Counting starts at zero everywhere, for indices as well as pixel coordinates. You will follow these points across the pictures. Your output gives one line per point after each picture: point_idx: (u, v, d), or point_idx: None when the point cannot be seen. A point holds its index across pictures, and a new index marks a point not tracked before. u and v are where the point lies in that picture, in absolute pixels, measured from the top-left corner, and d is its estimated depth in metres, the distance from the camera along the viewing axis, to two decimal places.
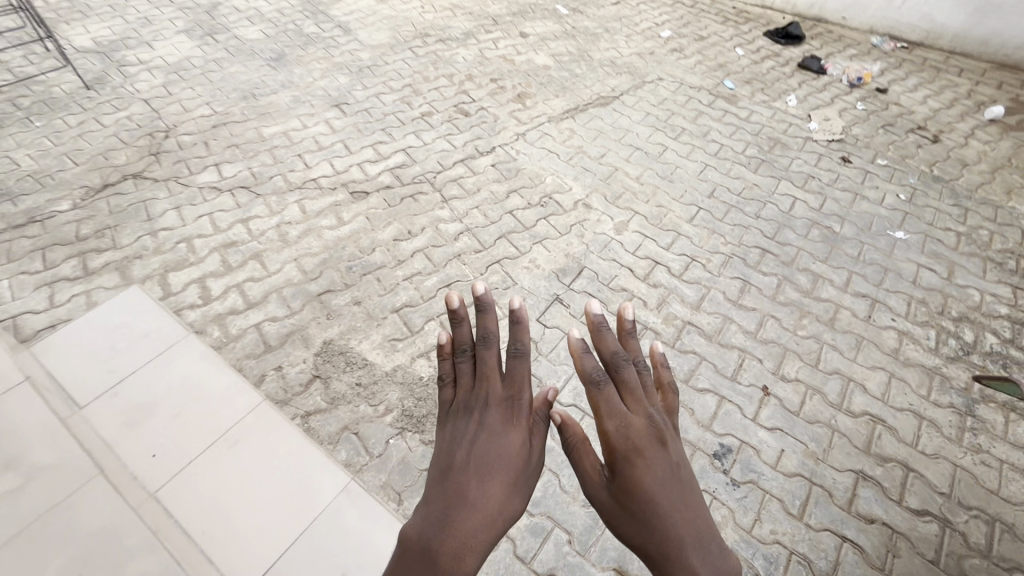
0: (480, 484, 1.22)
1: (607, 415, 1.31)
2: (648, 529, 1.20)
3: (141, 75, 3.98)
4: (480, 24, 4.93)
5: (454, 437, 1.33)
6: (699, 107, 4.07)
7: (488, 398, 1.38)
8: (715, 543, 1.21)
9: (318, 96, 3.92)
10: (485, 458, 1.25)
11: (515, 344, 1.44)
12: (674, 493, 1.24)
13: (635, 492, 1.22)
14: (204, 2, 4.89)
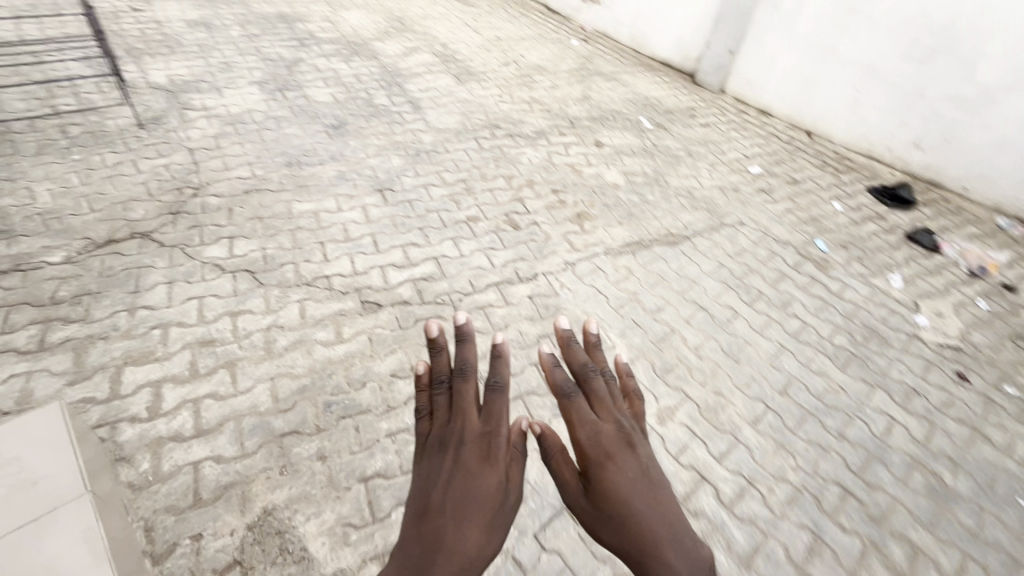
0: (454, 530, 1.19)
1: (578, 424, 1.35)
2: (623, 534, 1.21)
3: (197, 122, 3.87)
4: (555, 124, 4.65)
5: (428, 482, 1.29)
6: (782, 268, 3.50)
7: (463, 435, 1.36)
8: (691, 538, 1.21)
9: (364, 177, 3.65)
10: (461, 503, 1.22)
11: (493, 376, 1.48)
12: (643, 491, 1.26)
13: (606, 497, 1.24)
14: (288, 56, 4.90)
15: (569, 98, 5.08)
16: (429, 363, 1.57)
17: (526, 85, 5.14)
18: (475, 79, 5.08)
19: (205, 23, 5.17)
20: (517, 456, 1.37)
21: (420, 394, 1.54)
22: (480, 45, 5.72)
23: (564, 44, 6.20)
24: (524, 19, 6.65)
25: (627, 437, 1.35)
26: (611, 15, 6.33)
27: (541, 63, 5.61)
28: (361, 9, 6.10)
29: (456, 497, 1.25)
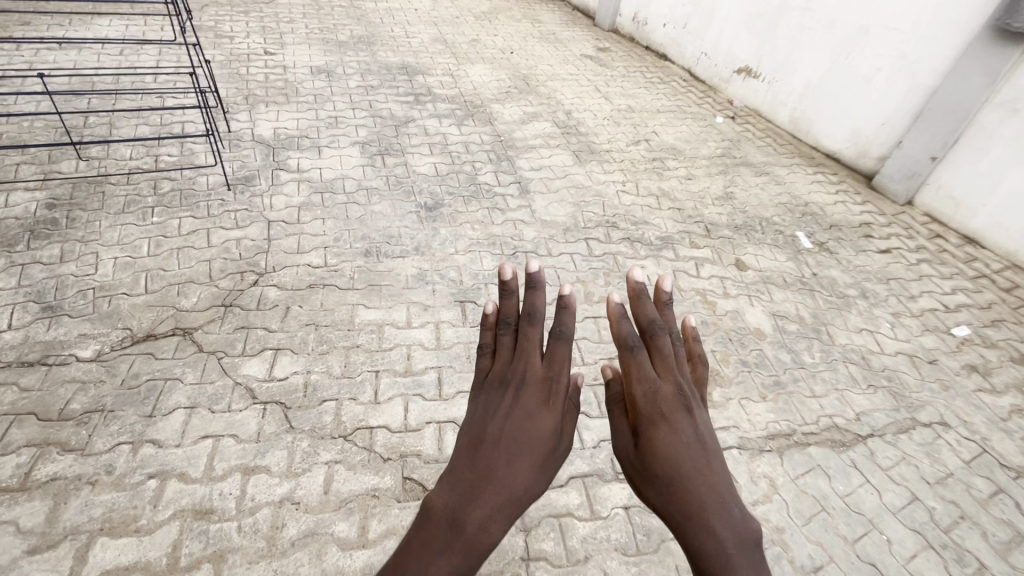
0: (506, 463, 1.10)
1: (636, 380, 1.22)
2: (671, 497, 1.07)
3: (287, 186, 3.56)
4: (685, 229, 3.79)
5: (486, 407, 1.22)
6: (1015, 522, 2.32)
7: (526, 377, 1.27)
8: (741, 510, 1.05)
9: (446, 281, 3.06)
10: (516, 434, 1.13)
11: (560, 324, 1.39)
12: (698, 460, 1.10)
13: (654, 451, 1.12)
14: (400, 114, 4.56)
15: (706, 194, 4.20)
16: (497, 302, 1.44)
17: (655, 171, 4.35)
18: (596, 159, 4.39)
19: (328, 70, 5.04)
20: (571, 406, 1.27)
21: (486, 330, 1.46)
22: (608, 116, 5.05)
23: (706, 121, 5.33)
24: (661, 86, 5.89)
25: (686, 402, 1.20)
26: (771, 90, 5.33)
27: (677, 144, 4.79)
28: (486, 63, 5.71)
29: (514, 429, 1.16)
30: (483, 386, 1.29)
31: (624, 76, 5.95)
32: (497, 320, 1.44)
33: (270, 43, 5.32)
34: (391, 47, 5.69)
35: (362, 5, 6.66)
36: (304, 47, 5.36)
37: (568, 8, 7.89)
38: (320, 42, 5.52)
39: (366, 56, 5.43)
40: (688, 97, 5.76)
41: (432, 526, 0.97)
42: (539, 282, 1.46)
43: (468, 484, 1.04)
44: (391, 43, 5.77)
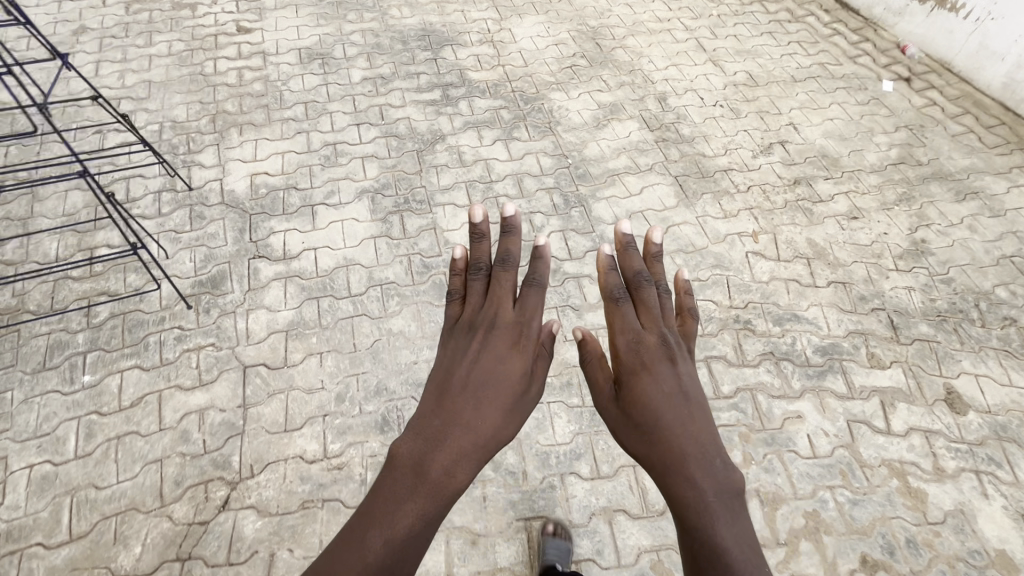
0: (474, 409, 1.13)
1: (616, 334, 1.30)
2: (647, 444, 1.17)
3: (270, 291, 2.51)
4: (859, 327, 2.49)
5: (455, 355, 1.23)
6: None
7: (496, 321, 1.30)
8: (724, 463, 1.12)
9: (502, 475, 2.05)
10: (482, 383, 1.17)
11: (531, 275, 1.40)
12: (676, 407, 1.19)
13: (632, 402, 1.20)
14: (423, 127, 3.22)
15: (884, 247, 2.77)
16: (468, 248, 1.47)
17: (799, 209, 2.93)
18: (709, 189, 2.99)
19: (321, 52, 3.64)
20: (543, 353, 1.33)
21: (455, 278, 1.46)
22: (719, 100, 3.48)
23: (865, 89, 3.62)
24: (792, 28, 4.09)
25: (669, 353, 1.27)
26: (979, 35, 3.49)
27: (827, 145, 3.24)
28: (537, 12, 4.06)
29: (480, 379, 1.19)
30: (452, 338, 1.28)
31: (735, 15, 4.15)
32: (468, 269, 1.43)
33: (246, 11, 3.91)
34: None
35: None
36: (290, 13, 3.92)
37: None
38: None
39: (373, 18, 3.92)
40: (834, 44, 3.95)
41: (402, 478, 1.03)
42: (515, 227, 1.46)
43: (438, 431, 1.08)
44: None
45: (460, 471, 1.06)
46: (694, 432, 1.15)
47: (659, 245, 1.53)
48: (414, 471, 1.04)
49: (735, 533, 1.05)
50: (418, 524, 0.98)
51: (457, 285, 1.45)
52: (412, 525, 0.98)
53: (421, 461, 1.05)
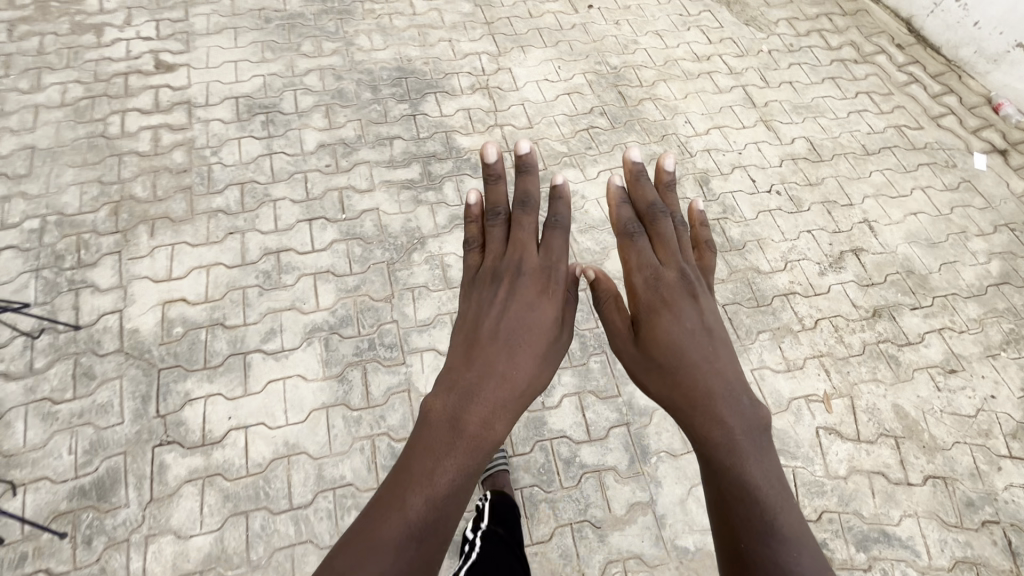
0: (504, 363, 1.11)
1: (635, 269, 1.30)
2: (667, 382, 1.15)
3: (181, 501, 1.83)
4: (967, 554, 1.90)
5: (484, 305, 1.24)
6: None
7: (521, 265, 1.30)
8: (750, 397, 1.09)
9: None
10: (513, 329, 1.16)
11: (553, 217, 1.41)
12: (700, 342, 1.17)
13: (650, 337, 1.20)
14: (396, 224, 2.47)
15: (992, 421, 2.15)
16: (483, 193, 1.48)
17: (881, 357, 2.27)
18: (767, 325, 2.32)
19: (266, 102, 2.81)
20: (571, 300, 1.33)
21: (469, 227, 1.44)
22: (775, 183, 2.75)
23: (953, 167, 2.90)
24: (859, 71, 3.30)
25: (690, 288, 1.26)
26: None
27: (913, 256, 2.55)
28: (544, 44, 3.22)
29: (511, 325, 1.18)
30: (476, 288, 1.29)
31: (789, 51, 3.35)
32: (484, 216, 1.44)
33: (168, 36, 3.02)
34: (377, 20, 3.24)
35: None
36: (226, 40, 3.04)
37: None
38: (254, 20, 3.15)
39: (334, 51, 3.07)
40: (912, 97, 3.20)
41: (435, 430, 0.99)
42: (531, 164, 1.48)
43: (471, 384, 1.07)
44: (378, 9, 3.30)
45: (495, 423, 1.04)
46: (712, 365, 1.12)
47: (671, 172, 1.51)
48: (449, 420, 1.02)
49: (767, 472, 0.99)
50: (458, 477, 0.95)
51: (475, 236, 1.44)
52: (453, 479, 0.94)
53: (456, 412, 1.03)
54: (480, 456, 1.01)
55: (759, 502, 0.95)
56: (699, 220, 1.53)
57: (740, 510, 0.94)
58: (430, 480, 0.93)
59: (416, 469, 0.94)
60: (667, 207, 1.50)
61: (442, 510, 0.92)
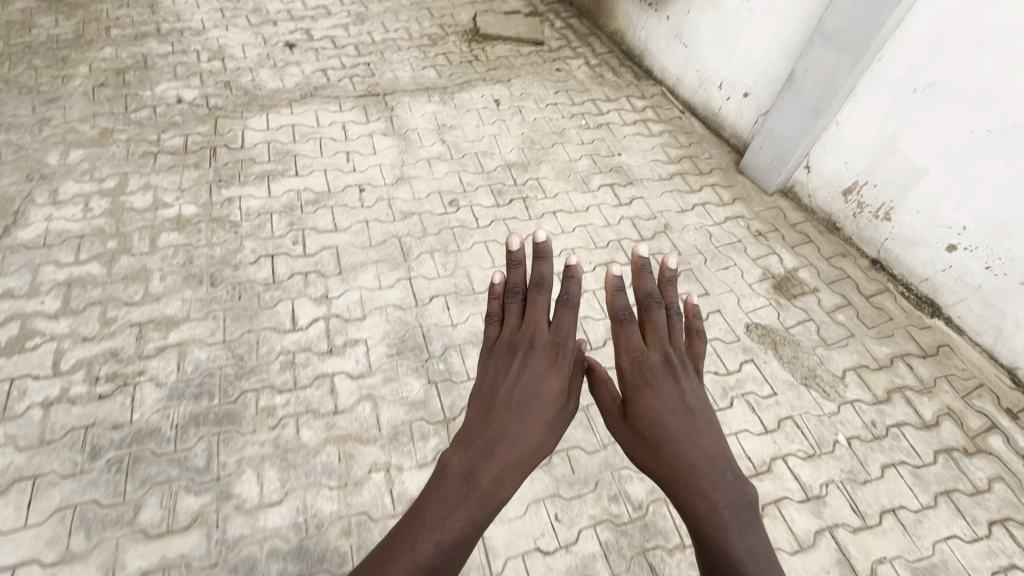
0: (519, 423, 1.42)
1: (626, 354, 1.58)
2: (660, 459, 1.41)
3: None
4: None
5: (501, 373, 1.56)
6: None
7: (534, 342, 1.62)
8: (725, 476, 1.34)
9: None
10: (527, 398, 1.47)
11: (565, 296, 1.72)
12: (680, 419, 1.46)
13: (639, 417, 1.48)
14: None
15: None
16: (505, 276, 1.80)
17: None
18: None
19: None
20: (574, 371, 1.66)
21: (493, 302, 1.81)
22: None
23: None
24: (979, 471, 2.34)
25: (673, 370, 1.56)
26: None
27: None
28: None
29: (523, 394, 1.49)
30: (494, 356, 1.64)
31: (875, 440, 2.37)
32: (506, 295, 1.80)
33: None
34: (275, 432, 2.13)
35: (230, 191, 2.94)
36: (10, 513, 1.85)
37: (672, 110, 4.02)
38: (72, 455, 1.98)
39: (196, 517, 1.91)
40: None
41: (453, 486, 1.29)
42: (546, 253, 1.80)
43: (487, 443, 1.38)
44: (280, 407, 2.20)
45: (503, 482, 1.32)
46: (688, 437, 1.42)
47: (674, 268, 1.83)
48: (465, 477, 1.31)
49: (748, 546, 1.23)
50: (466, 525, 1.23)
51: (497, 310, 1.81)
52: (460, 529, 1.23)
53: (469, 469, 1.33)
54: (485, 513, 1.28)
55: (738, 567, 1.20)
56: (690, 312, 1.82)
57: (727, 571, 1.20)
58: (440, 529, 1.21)
59: (429, 519, 1.23)
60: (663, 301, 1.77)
61: (444, 554, 1.19)
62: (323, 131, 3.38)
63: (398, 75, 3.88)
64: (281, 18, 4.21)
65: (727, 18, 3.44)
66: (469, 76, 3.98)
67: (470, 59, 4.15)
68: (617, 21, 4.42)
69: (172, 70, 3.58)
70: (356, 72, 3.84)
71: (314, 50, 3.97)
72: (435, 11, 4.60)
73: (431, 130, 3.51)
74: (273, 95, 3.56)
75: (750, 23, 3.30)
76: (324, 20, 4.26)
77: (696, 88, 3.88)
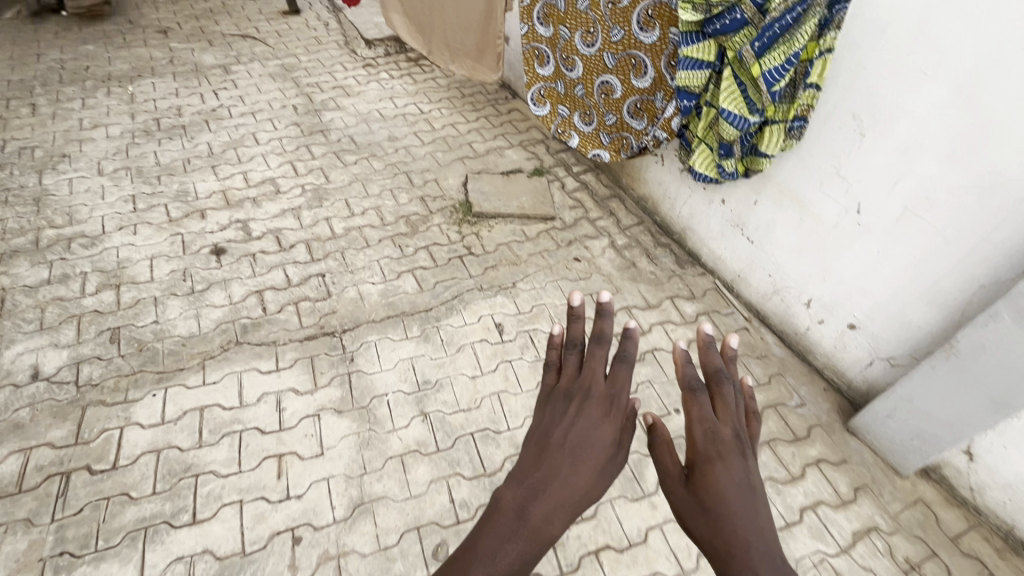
0: (570, 466, 1.18)
1: (696, 416, 1.21)
2: (715, 532, 1.05)
3: None
4: None
5: (554, 417, 1.28)
6: None
7: (591, 388, 1.33)
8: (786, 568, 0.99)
9: None
10: (580, 444, 1.20)
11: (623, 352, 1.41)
12: (745, 499, 1.09)
13: (702, 483, 1.11)
14: None
15: None
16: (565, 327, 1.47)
17: None
18: None
19: None
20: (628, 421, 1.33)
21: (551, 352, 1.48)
22: None
23: None
24: None
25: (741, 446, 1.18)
26: None
27: None
28: None
29: (577, 439, 1.22)
30: (549, 403, 1.34)
31: None
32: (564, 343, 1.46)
33: None
34: None
35: None
36: None
37: (735, 317, 3.00)
38: None
39: None
40: None
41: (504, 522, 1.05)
42: (608, 311, 1.47)
43: (538, 481, 1.13)
44: None
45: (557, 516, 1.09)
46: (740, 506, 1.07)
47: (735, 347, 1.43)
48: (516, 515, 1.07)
49: None
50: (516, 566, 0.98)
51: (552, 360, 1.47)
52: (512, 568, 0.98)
53: (523, 506, 1.09)
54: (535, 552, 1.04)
55: None
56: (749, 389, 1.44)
57: None
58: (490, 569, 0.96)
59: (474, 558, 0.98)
60: (733, 372, 1.37)
61: None
62: (246, 416, 2.29)
63: (363, 290, 2.86)
64: (212, 204, 3.24)
65: (821, 225, 2.45)
66: (460, 284, 2.96)
67: (460, 252, 3.14)
68: (648, 186, 3.46)
69: (37, 315, 2.53)
70: (305, 292, 2.81)
71: (250, 256, 2.96)
72: (414, 175, 3.66)
73: (408, 395, 2.44)
74: (179, 348, 2.48)
75: (861, 242, 2.31)
76: (269, 204, 3.29)
77: (766, 292, 2.88)
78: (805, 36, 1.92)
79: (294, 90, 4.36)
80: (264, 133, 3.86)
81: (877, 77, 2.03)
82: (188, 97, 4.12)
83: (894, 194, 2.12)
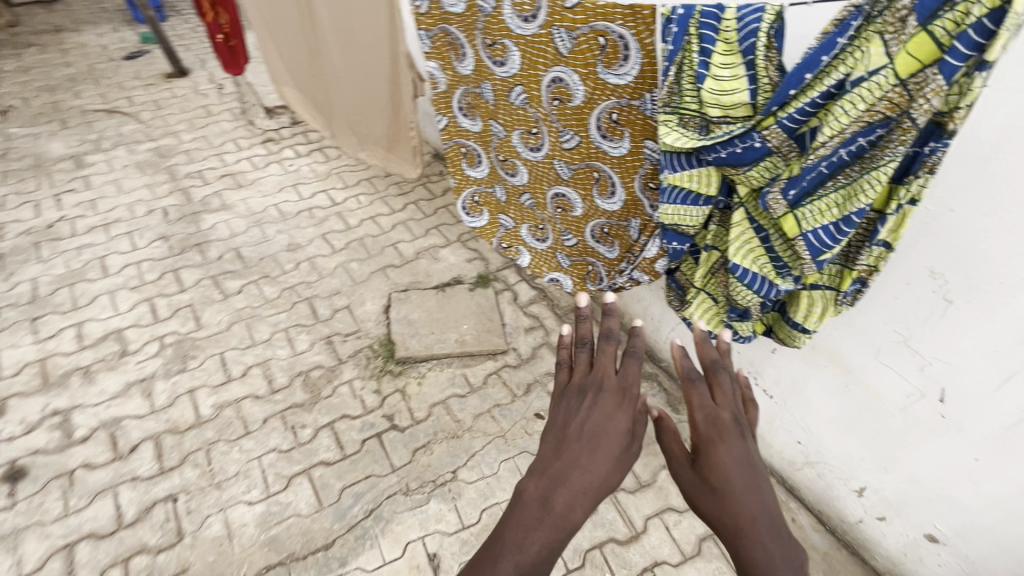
0: (588, 455, 0.91)
1: (696, 401, 1.04)
2: (725, 516, 0.90)
3: None
4: None
5: (570, 404, 1.01)
6: None
7: (606, 372, 1.06)
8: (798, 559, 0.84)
9: None
10: (600, 430, 0.94)
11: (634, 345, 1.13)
12: (752, 477, 0.94)
13: (708, 467, 0.94)
14: None
15: None
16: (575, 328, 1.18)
17: None
18: None
19: None
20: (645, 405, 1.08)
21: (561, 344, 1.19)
22: None
23: None
24: None
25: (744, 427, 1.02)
26: None
27: None
28: None
29: (595, 425, 0.95)
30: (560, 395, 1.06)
31: None
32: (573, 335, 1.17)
33: None
34: None
35: None
36: None
37: None
38: None
39: None
40: None
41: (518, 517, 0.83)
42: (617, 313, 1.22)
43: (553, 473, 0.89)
44: None
45: (579, 504, 0.86)
46: (749, 486, 0.92)
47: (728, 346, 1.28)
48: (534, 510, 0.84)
49: None
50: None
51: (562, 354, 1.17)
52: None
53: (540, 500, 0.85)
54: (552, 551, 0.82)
55: None
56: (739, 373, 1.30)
57: None
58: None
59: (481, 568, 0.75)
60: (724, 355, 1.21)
61: None
62: None
63: (233, 519, 1.97)
64: (18, 387, 2.28)
65: (878, 402, 1.71)
66: (377, 485, 2.12)
67: (379, 427, 2.30)
68: (620, 300, 2.67)
69: None
70: (140, 537, 1.90)
71: (63, 477, 2.03)
72: (319, 302, 2.80)
73: None
74: None
75: (945, 439, 1.58)
76: (107, 377, 2.35)
77: (795, 461, 2.13)
78: (877, 187, 1.15)
79: (167, 185, 3.43)
80: (116, 255, 2.92)
81: (974, 227, 1.31)
82: (18, 208, 3.14)
83: (1003, 393, 1.41)
